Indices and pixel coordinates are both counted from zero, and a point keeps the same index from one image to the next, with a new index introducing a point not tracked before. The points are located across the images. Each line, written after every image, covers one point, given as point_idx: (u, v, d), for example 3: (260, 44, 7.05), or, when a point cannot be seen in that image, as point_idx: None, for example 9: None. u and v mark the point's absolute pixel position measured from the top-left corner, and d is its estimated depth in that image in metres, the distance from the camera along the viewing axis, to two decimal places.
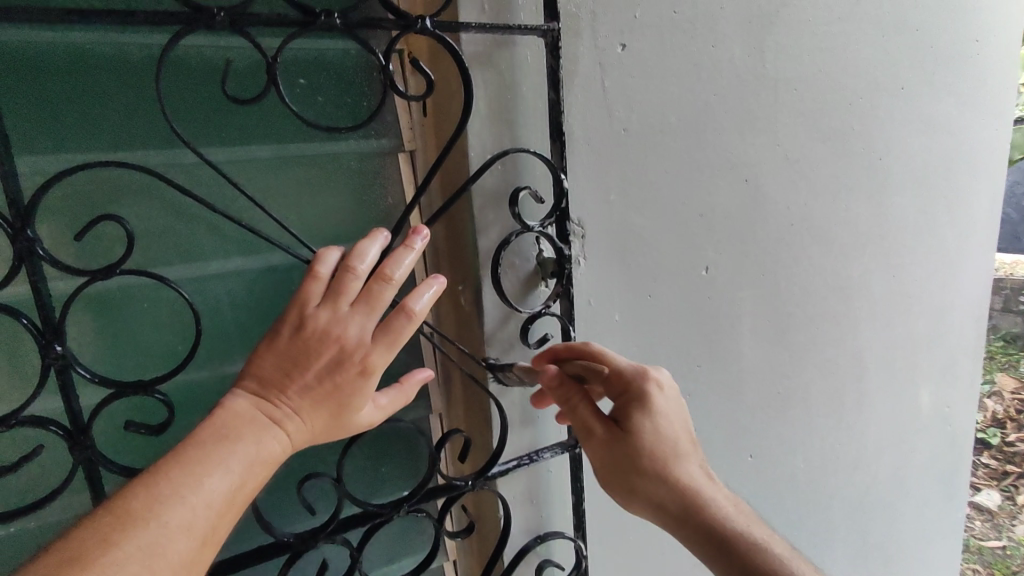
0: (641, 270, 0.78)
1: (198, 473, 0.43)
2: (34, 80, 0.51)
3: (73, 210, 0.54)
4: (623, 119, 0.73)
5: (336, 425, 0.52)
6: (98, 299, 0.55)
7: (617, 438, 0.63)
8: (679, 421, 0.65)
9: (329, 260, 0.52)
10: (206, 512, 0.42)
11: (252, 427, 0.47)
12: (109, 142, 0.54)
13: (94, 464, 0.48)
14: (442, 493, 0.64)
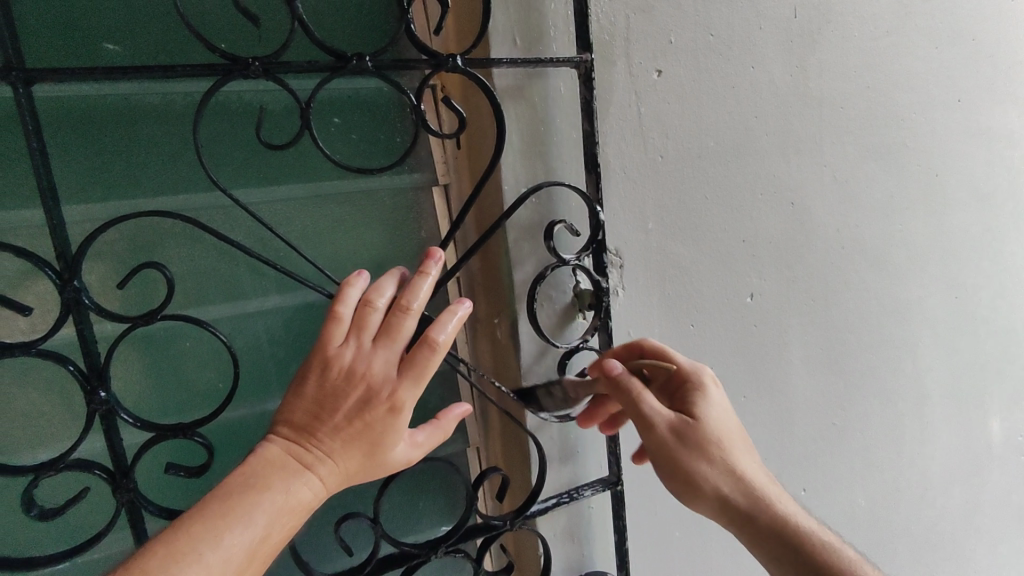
0: (682, 299, 0.76)
1: (218, 530, 0.44)
2: (84, 134, 0.53)
3: (119, 254, 0.56)
4: (660, 147, 0.71)
5: (368, 467, 0.52)
6: (142, 340, 0.56)
7: (684, 427, 0.59)
8: (734, 413, 0.62)
9: (349, 299, 0.52)
10: (224, 568, 0.43)
11: (275, 479, 0.48)
12: (155, 187, 0.56)
13: (137, 506, 0.49)
14: (480, 532, 0.62)
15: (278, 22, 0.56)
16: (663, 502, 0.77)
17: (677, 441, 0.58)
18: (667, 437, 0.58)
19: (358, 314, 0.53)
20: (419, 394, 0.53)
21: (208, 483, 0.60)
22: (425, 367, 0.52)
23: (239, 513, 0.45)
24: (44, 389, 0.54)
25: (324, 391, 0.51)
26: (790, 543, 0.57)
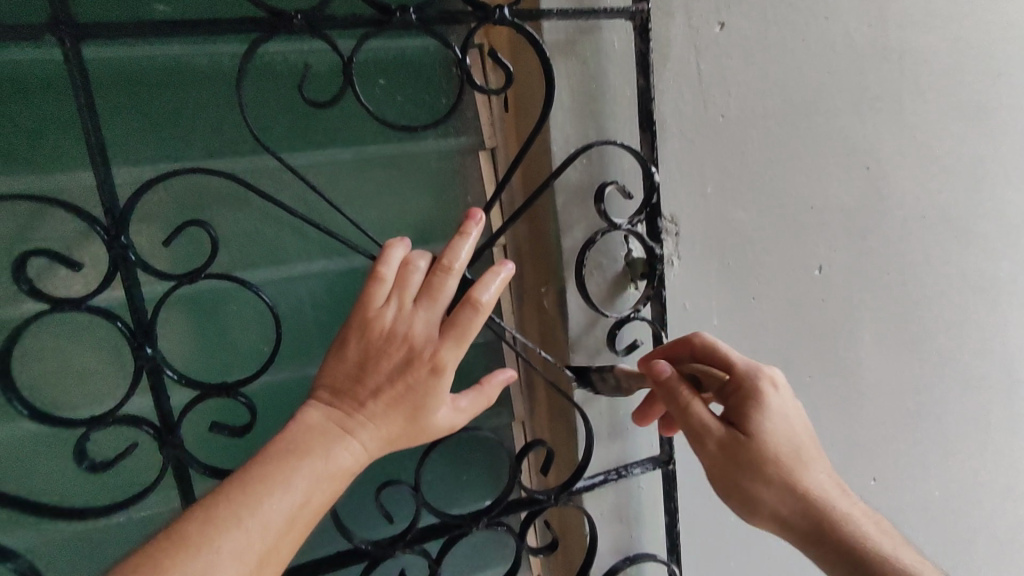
0: (744, 271, 0.71)
1: (257, 496, 0.43)
2: (129, 95, 0.53)
3: (165, 215, 0.56)
4: (720, 105, 0.66)
5: (411, 431, 0.51)
6: (189, 300, 0.57)
7: (738, 442, 0.55)
8: (801, 422, 0.57)
9: (390, 259, 0.51)
10: (261, 536, 0.42)
11: (316, 444, 0.47)
12: (203, 150, 0.56)
13: (183, 463, 0.49)
14: (523, 506, 0.60)
15: None
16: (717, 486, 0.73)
17: (729, 459, 0.55)
18: (719, 455, 0.55)
19: (400, 275, 0.51)
20: (461, 355, 0.51)
21: (253, 446, 0.60)
22: (468, 328, 0.50)
23: (278, 479, 0.44)
24: (95, 348, 0.55)
25: (364, 354, 0.50)
26: (861, 562, 0.54)
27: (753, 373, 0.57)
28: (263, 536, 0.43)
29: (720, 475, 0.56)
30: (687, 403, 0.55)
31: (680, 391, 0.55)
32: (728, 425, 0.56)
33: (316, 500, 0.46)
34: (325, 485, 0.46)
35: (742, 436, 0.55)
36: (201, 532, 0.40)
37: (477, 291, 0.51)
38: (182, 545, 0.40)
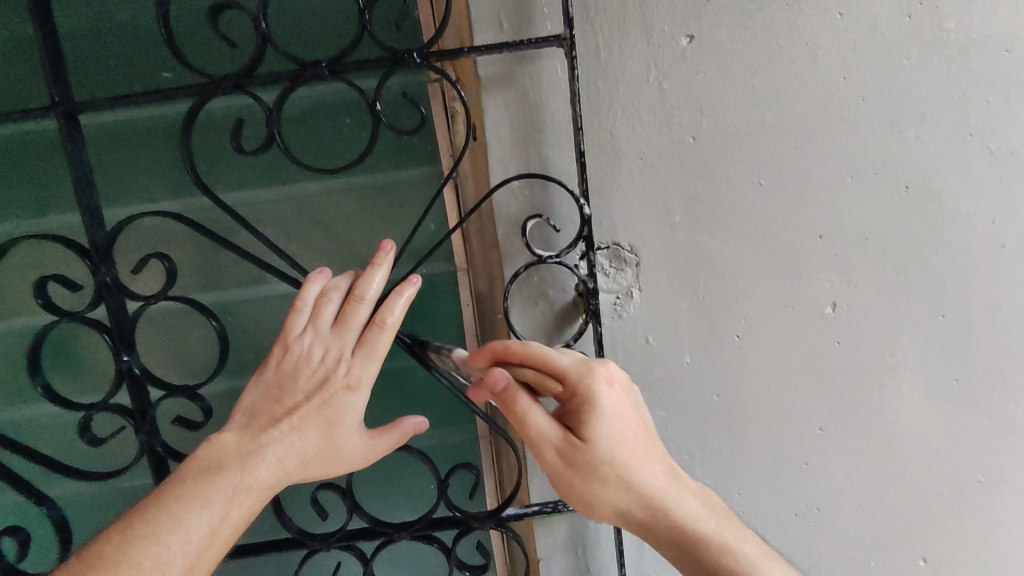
0: (721, 306, 0.65)
1: (174, 516, 0.47)
2: (102, 151, 0.60)
3: (134, 245, 0.65)
4: (689, 126, 0.60)
5: (328, 450, 0.55)
6: (158, 319, 0.66)
7: (574, 448, 0.50)
8: (633, 411, 0.52)
9: (308, 292, 0.56)
10: (183, 549, 0.47)
11: (233, 462, 0.52)
12: (173, 191, 0.62)
13: (153, 449, 0.60)
14: (450, 525, 0.64)
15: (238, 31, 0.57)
16: None
17: (568, 467, 0.50)
18: (553, 462, 0.50)
19: (316, 306, 0.56)
20: (374, 372, 0.56)
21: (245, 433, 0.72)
22: (376, 347, 0.55)
23: (194, 498, 0.49)
24: (93, 360, 0.65)
25: (281, 379, 0.56)
26: (706, 559, 0.49)
27: (585, 378, 0.51)
28: (186, 550, 0.47)
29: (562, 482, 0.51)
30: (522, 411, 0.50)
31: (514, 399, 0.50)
32: (563, 426, 0.51)
33: (235, 516, 0.50)
34: (243, 502, 0.51)
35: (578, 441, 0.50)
36: (115, 555, 0.45)
37: (383, 313, 0.55)
38: (99, 569, 0.44)
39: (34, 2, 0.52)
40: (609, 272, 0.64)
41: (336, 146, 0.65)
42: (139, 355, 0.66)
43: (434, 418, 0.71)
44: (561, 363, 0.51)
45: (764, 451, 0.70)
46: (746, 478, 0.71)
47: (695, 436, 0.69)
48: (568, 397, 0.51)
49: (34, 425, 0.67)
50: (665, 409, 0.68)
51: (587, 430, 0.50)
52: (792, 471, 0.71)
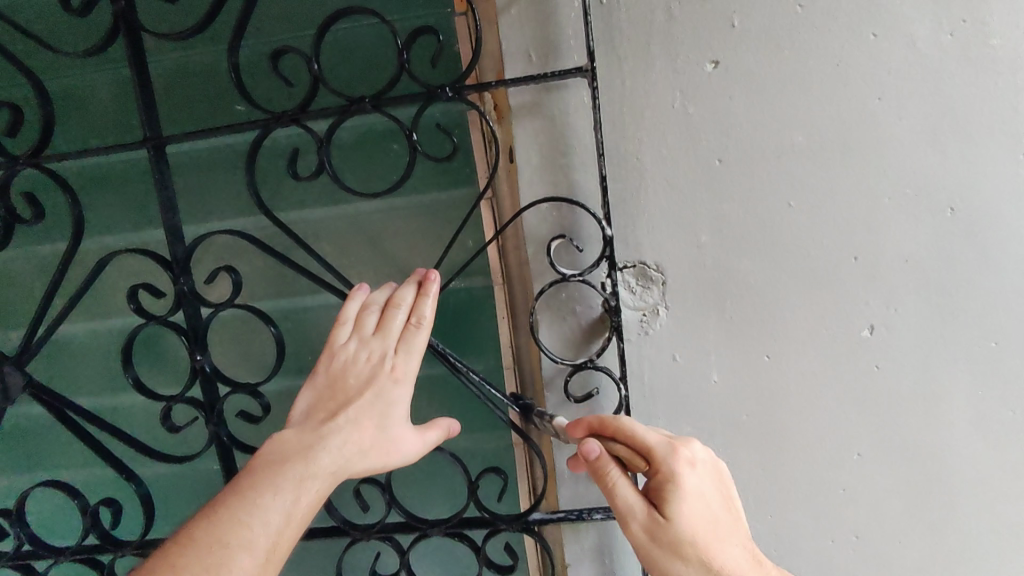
0: (751, 326, 0.65)
1: (251, 502, 0.50)
2: (190, 172, 0.71)
3: (211, 258, 0.75)
4: (715, 148, 0.62)
5: (383, 441, 0.58)
6: (229, 323, 0.75)
7: (658, 525, 0.51)
8: (715, 493, 0.52)
9: (350, 305, 0.62)
10: (264, 533, 0.49)
11: (297, 453, 0.55)
12: (246, 208, 0.72)
13: (219, 438, 0.68)
14: (480, 524, 0.67)
15: (298, 71, 0.65)
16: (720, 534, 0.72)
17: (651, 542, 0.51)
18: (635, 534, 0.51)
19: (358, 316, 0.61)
20: (417, 365, 0.60)
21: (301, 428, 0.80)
22: (416, 343, 0.60)
23: (266, 486, 0.52)
24: (172, 358, 0.76)
25: (331, 383, 0.60)
26: None
27: (671, 455, 0.52)
28: (265, 535, 0.49)
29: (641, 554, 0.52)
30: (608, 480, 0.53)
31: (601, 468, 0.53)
32: (649, 502, 0.52)
33: (305, 502, 0.53)
34: (311, 489, 0.53)
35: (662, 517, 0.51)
36: (200, 541, 0.47)
37: (420, 311, 0.60)
38: (190, 550, 0.46)
39: (135, 58, 0.61)
40: (636, 290, 0.65)
41: (384, 170, 0.71)
42: (212, 355, 0.75)
43: (470, 422, 0.75)
44: (647, 438, 0.52)
45: (799, 476, 0.68)
46: (781, 502, 0.69)
47: (724, 455, 0.69)
48: (653, 473, 0.52)
49: (130, 412, 0.78)
50: (693, 425, 0.68)
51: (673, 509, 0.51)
52: (830, 500, 0.68)
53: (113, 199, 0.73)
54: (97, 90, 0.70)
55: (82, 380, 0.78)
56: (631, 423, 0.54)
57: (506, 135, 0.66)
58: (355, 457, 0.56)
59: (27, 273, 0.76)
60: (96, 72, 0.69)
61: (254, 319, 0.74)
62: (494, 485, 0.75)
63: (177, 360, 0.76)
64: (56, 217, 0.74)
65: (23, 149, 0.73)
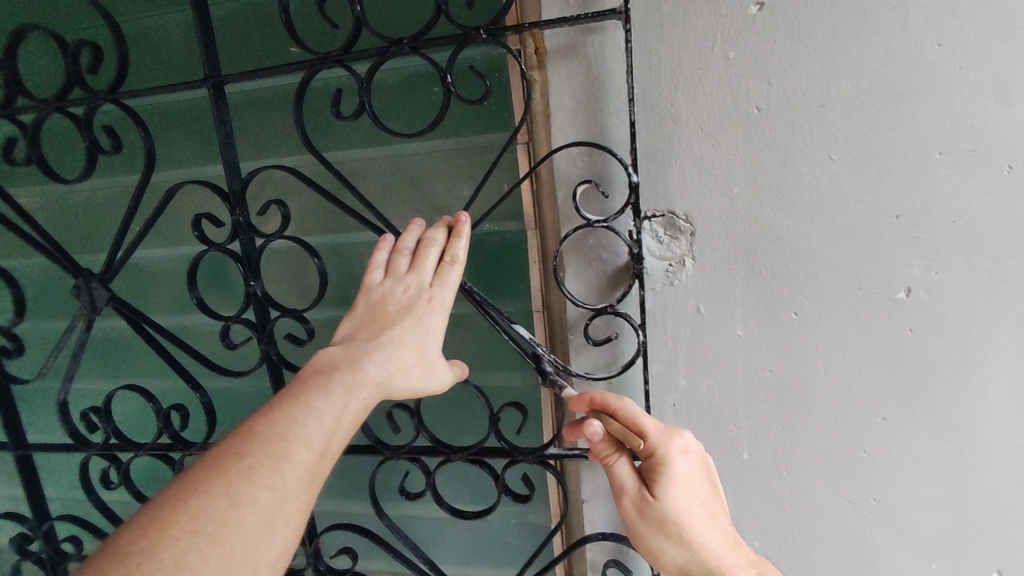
0: (780, 282, 0.64)
1: (306, 405, 0.54)
2: (248, 111, 0.77)
3: (264, 191, 0.80)
4: (755, 96, 0.60)
5: (422, 362, 0.62)
6: (279, 253, 0.81)
7: (645, 504, 0.58)
8: (700, 483, 0.58)
9: (385, 248, 0.66)
10: (319, 430, 0.53)
11: (345, 364, 0.59)
12: (297, 146, 0.77)
13: (271, 356, 0.75)
14: (498, 453, 0.71)
15: (344, 14, 0.68)
16: (733, 488, 0.73)
17: (639, 516, 0.58)
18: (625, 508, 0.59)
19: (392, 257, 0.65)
20: (452, 296, 0.63)
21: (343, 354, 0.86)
22: (450, 280, 0.63)
23: (319, 390, 0.56)
24: (230, 282, 0.83)
25: (370, 312, 0.63)
26: None
27: (662, 442, 0.58)
28: (320, 432, 0.53)
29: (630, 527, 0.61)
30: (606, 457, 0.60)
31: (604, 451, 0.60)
32: (640, 482, 0.59)
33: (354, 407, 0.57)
34: (358, 397, 0.57)
35: (652, 497, 0.58)
36: (266, 432, 0.51)
37: (454, 250, 0.63)
38: (255, 438, 0.50)
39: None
40: (663, 239, 0.66)
41: (426, 112, 0.73)
42: (267, 282, 0.82)
43: (498, 360, 0.79)
44: (645, 425, 0.58)
45: (824, 434, 0.68)
46: (799, 461, 0.69)
47: (744, 409, 0.69)
48: (645, 457, 0.58)
49: (196, 331, 0.87)
50: (715, 376, 0.69)
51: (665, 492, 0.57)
52: (852, 461, 0.68)
53: (181, 134, 0.79)
54: (168, 31, 0.75)
55: (156, 299, 0.87)
56: (630, 407, 0.59)
57: (540, 81, 0.66)
58: (397, 375, 0.61)
59: (109, 200, 0.84)
60: (166, 13, 0.74)
61: (303, 250, 0.79)
62: (516, 418, 0.78)
63: (235, 285, 0.83)
64: (133, 150, 0.82)
65: (105, 86, 0.80)
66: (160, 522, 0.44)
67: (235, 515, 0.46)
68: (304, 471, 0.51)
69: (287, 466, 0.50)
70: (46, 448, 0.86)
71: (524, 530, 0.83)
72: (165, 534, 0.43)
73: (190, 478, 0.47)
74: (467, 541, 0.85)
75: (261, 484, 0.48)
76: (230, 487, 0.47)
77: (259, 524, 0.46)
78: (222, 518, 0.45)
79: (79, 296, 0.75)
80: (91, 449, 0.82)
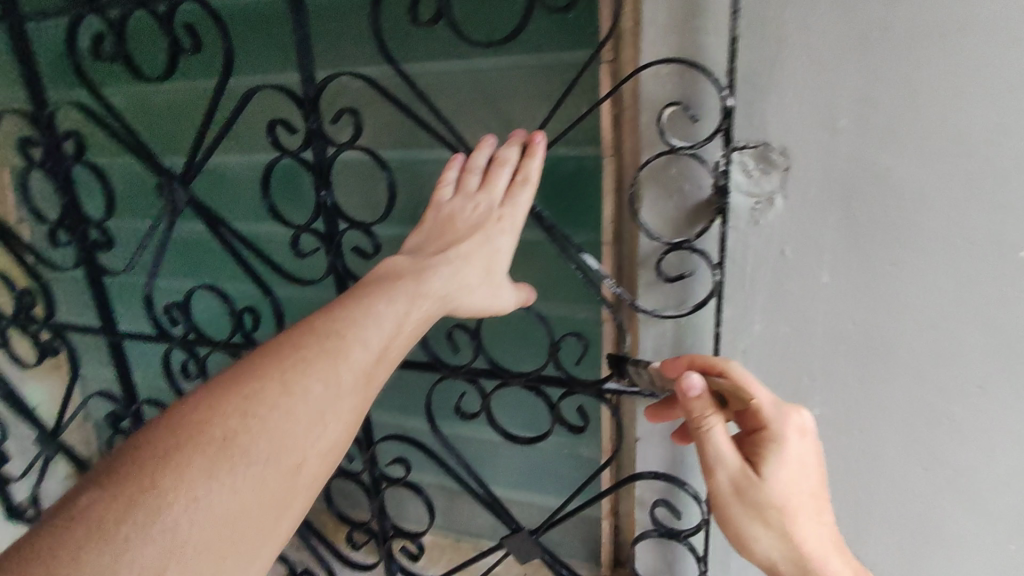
0: (880, 229, 0.58)
1: (367, 307, 0.54)
2: (325, 15, 0.74)
3: (337, 101, 0.79)
4: (881, 12, 0.52)
5: (488, 280, 0.61)
6: (349, 165, 0.80)
7: (749, 482, 0.56)
8: (811, 470, 0.57)
9: (457, 164, 0.64)
10: (376, 331, 0.53)
11: (408, 273, 0.58)
12: (371, 54, 0.74)
13: (337, 267, 0.76)
14: (554, 380, 0.71)
15: None
16: None
17: (737, 497, 0.56)
18: (724, 484, 0.56)
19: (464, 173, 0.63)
20: (523, 215, 0.61)
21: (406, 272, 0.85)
22: (520, 201, 0.60)
23: (382, 295, 0.55)
24: (303, 191, 0.84)
25: (438, 227, 0.62)
26: None
27: (779, 420, 0.57)
28: (377, 335, 0.53)
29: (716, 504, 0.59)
30: (705, 427, 0.56)
31: (706, 419, 0.56)
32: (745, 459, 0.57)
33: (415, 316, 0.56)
34: (420, 306, 0.57)
35: (757, 476, 0.56)
36: (326, 330, 0.52)
37: (527, 170, 0.61)
38: (314, 334, 0.51)
39: None
40: (753, 174, 0.60)
41: (506, 22, 0.69)
42: (337, 193, 0.82)
43: (561, 291, 0.77)
44: (764, 399, 0.57)
45: (904, 399, 0.63)
46: (873, 423, 0.65)
47: (819, 363, 0.65)
48: (757, 433, 0.57)
49: (267, 238, 0.89)
50: (790, 325, 0.65)
51: (776, 473, 0.56)
52: (933, 429, 0.63)
53: (258, 38, 0.78)
54: None
55: (231, 205, 0.89)
56: (739, 373, 0.58)
57: None
58: (463, 290, 0.60)
59: (190, 103, 0.86)
60: None
61: (372, 163, 0.79)
62: (575, 350, 0.77)
63: (308, 194, 0.84)
64: (212, 53, 0.82)
65: None
66: (212, 401, 0.47)
67: (288, 402, 0.47)
68: (359, 371, 0.51)
69: (342, 363, 0.51)
70: (134, 337, 0.92)
71: (574, 460, 0.83)
72: (216, 411, 0.46)
73: (255, 361, 0.50)
74: (516, 465, 0.87)
75: (315, 376, 0.49)
76: (285, 375, 0.48)
77: (310, 414, 0.48)
78: (275, 402, 0.47)
79: (163, 195, 0.80)
80: (172, 341, 0.88)
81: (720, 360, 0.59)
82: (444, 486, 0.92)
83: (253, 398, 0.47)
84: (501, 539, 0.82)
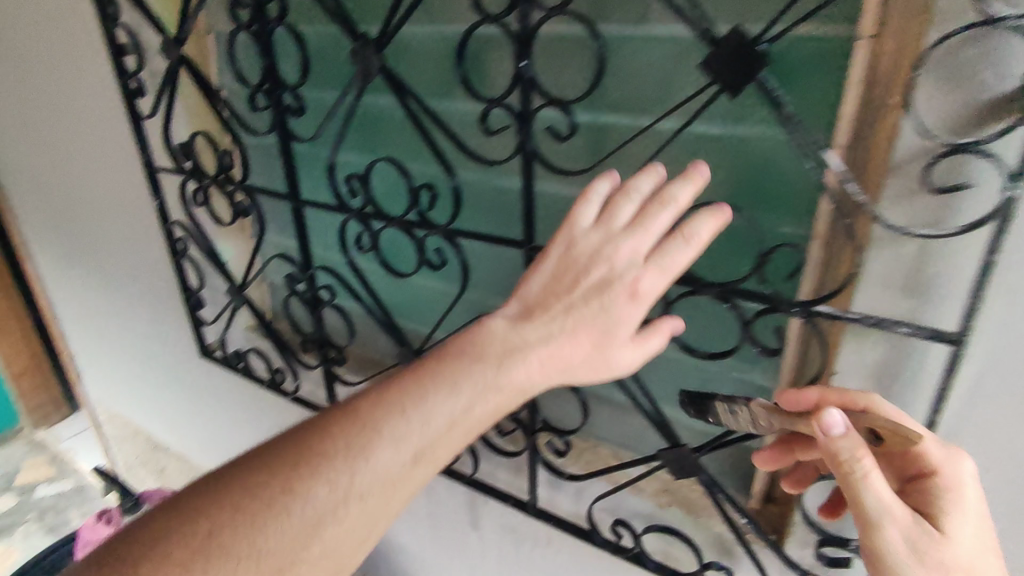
0: None
1: (422, 392, 0.54)
2: None
3: None
4: None
5: (596, 358, 0.57)
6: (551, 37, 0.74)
7: (918, 533, 0.54)
8: (983, 513, 0.57)
9: (601, 185, 0.60)
10: (415, 427, 0.53)
11: (495, 346, 0.56)
12: None
13: (526, 146, 0.72)
14: (756, 296, 0.64)
15: None
16: None
17: (913, 554, 0.54)
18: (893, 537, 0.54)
19: (609, 201, 0.59)
20: (687, 256, 0.56)
21: (593, 162, 0.76)
22: (659, 219, 0.56)
23: (459, 370, 0.55)
24: (496, 65, 0.78)
25: (558, 271, 0.59)
26: None
27: (948, 463, 0.57)
28: (433, 427, 0.54)
29: (880, 567, 0.55)
30: (860, 476, 0.52)
31: (857, 463, 0.52)
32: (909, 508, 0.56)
33: (479, 410, 0.55)
34: (491, 396, 0.55)
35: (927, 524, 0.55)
36: (369, 402, 0.54)
37: (674, 191, 0.57)
38: (349, 421, 0.53)
39: None
40: None
41: None
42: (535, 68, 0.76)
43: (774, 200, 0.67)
44: (930, 441, 0.57)
45: None
46: None
47: None
48: (924, 477, 0.57)
49: (449, 116, 0.85)
50: None
51: (948, 525, 0.56)
52: None
53: None
54: None
55: (416, 79, 0.86)
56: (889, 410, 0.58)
57: None
58: (532, 382, 0.56)
59: None
60: None
61: (579, 36, 0.71)
62: (780, 266, 0.69)
63: (499, 68, 0.77)
64: None
65: None
66: (265, 467, 0.52)
67: (283, 502, 0.50)
68: (382, 469, 0.52)
69: (358, 462, 0.52)
70: (317, 205, 0.96)
71: (747, 387, 0.77)
72: (267, 477, 0.51)
73: (302, 427, 0.55)
74: (681, 382, 0.82)
75: (322, 477, 0.51)
76: (320, 461, 0.51)
77: (311, 517, 0.50)
78: (305, 476, 0.51)
79: (356, 61, 0.79)
80: (351, 212, 0.90)
81: (860, 396, 0.59)
82: (596, 389, 0.90)
83: (291, 468, 0.51)
84: (656, 455, 0.78)
